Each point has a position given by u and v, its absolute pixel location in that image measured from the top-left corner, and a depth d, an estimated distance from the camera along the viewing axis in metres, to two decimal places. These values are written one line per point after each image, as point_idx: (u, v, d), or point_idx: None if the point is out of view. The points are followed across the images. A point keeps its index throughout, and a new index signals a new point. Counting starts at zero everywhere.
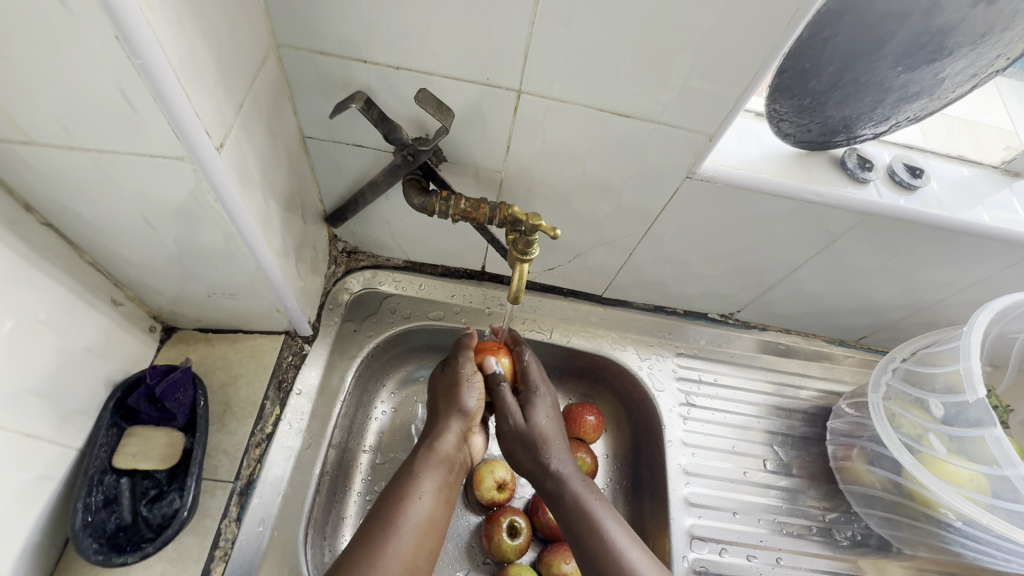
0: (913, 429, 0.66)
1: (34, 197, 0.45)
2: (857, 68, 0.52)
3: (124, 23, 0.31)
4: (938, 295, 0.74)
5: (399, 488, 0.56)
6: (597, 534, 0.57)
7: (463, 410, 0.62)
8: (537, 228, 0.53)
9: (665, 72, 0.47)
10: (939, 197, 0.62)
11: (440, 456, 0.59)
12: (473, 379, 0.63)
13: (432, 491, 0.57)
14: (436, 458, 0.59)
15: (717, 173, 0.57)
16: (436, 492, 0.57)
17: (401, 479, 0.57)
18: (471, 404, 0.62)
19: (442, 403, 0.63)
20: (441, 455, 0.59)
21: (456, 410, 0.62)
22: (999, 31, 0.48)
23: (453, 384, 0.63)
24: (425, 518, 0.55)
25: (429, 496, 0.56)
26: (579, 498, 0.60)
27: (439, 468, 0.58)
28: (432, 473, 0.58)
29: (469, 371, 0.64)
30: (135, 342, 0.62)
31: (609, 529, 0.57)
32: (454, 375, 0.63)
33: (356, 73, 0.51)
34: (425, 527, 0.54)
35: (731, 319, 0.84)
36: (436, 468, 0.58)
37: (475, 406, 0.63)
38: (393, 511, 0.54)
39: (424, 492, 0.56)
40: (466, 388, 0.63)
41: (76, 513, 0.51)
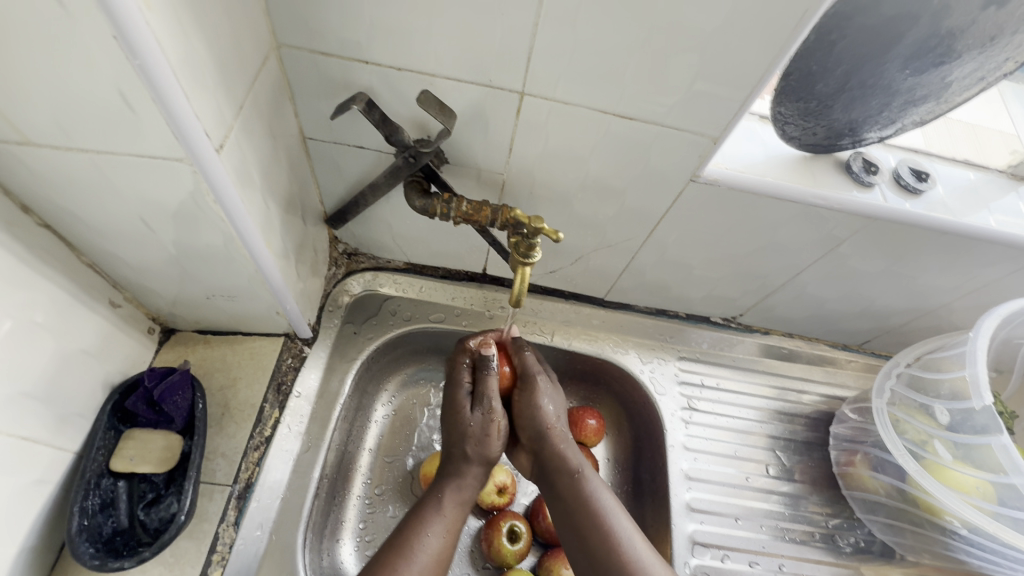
0: (917, 436, 0.66)
1: (32, 198, 0.45)
2: (864, 71, 0.51)
3: (123, 22, 0.30)
4: (942, 300, 0.73)
5: (418, 522, 0.56)
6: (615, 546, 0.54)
7: (488, 455, 0.61)
8: (539, 231, 0.53)
9: (670, 75, 0.47)
10: (945, 201, 0.62)
11: (462, 495, 0.59)
12: (497, 414, 0.60)
13: (450, 528, 0.56)
14: (458, 496, 0.59)
15: (720, 176, 0.57)
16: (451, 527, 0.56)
17: (420, 513, 0.56)
18: (497, 449, 0.61)
19: (468, 444, 0.60)
20: (464, 495, 0.59)
21: (480, 458, 0.60)
22: (1008, 34, 0.48)
23: (483, 428, 0.60)
24: (438, 553, 0.54)
25: (443, 533, 0.56)
26: (597, 506, 0.57)
27: (459, 507, 0.58)
28: (453, 512, 0.58)
29: (494, 408, 0.60)
30: (134, 344, 0.61)
31: (621, 525, 0.55)
32: (483, 421, 0.60)
33: (357, 74, 0.50)
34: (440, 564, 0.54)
35: (733, 323, 0.84)
36: (455, 504, 0.58)
37: (499, 453, 0.61)
38: (408, 543, 0.53)
39: (440, 529, 0.56)
40: (493, 426, 0.60)
41: (72, 517, 0.50)
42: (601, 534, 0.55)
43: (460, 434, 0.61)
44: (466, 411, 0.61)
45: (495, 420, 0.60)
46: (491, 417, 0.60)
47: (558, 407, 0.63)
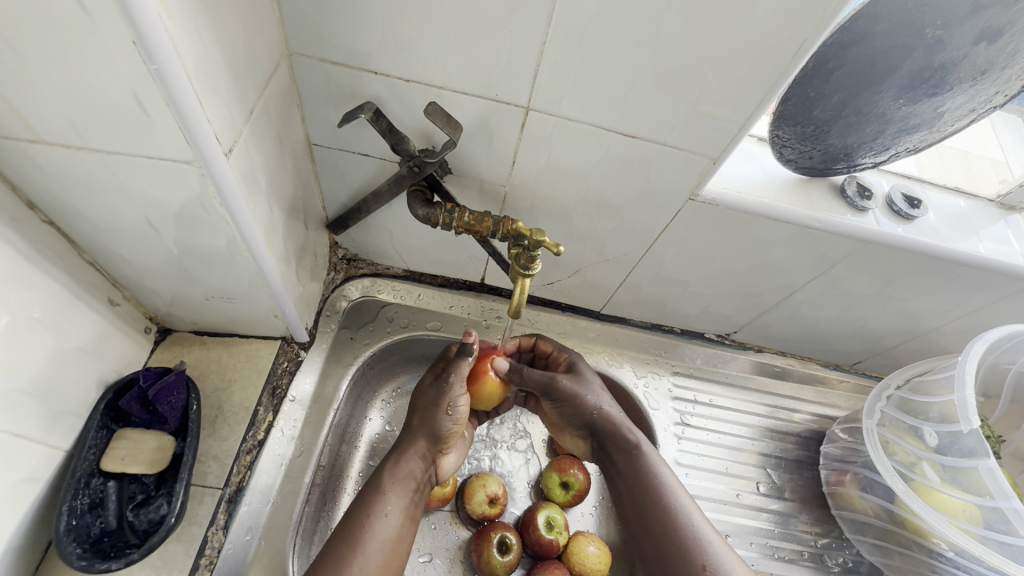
0: (906, 457, 0.66)
1: (38, 195, 0.45)
2: (860, 99, 0.53)
3: (142, 27, 0.31)
4: (933, 323, 0.74)
5: (365, 506, 0.56)
6: (663, 493, 0.57)
7: (435, 432, 0.62)
8: (541, 244, 0.53)
9: (672, 96, 0.48)
10: (936, 227, 0.63)
11: (405, 475, 0.59)
12: (457, 400, 0.62)
13: (398, 509, 0.57)
14: (400, 478, 0.59)
15: (719, 196, 0.58)
16: (402, 511, 0.57)
17: (366, 495, 0.57)
18: (446, 428, 0.62)
19: (418, 418, 0.63)
20: (406, 473, 0.59)
21: (427, 431, 0.62)
22: (999, 69, 0.50)
23: (436, 400, 0.62)
24: (391, 536, 0.55)
25: (395, 514, 0.56)
26: (648, 466, 0.59)
27: (406, 487, 0.58)
28: (397, 491, 0.58)
29: (450, 386, 0.62)
30: (130, 343, 0.61)
31: (659, 466, 0.59)
32: (438, 394, 0.62)
33: (366, 83, 0.51)
34: (390, 546, 0.54)
35: (727, 340, 0.85)
36: (401, 487, 0.58)
37: (450, 429, 0.62)
38: (359, 527, 0.54)
39: (391, 510, 0.56)
40: (451, 399, 0.62)
41: (60, 516, 0.50)
42: (648, 481, 0.58)
43: (418, 412, 0.63)
44: (426, 388, 0.65)
45: (452, 401, 0.62)
46: (445, 390, 0.62)
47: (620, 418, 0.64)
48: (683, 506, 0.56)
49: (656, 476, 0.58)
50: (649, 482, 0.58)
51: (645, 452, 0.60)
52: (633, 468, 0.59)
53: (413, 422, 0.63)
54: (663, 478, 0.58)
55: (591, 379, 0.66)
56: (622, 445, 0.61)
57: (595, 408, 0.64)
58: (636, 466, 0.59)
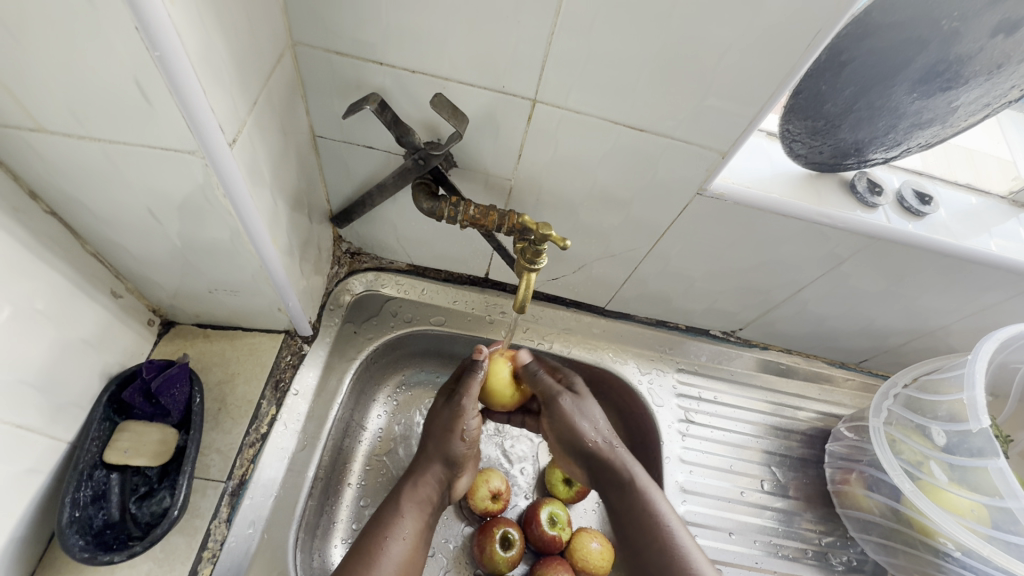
0: (913, 456, 0.66)
1: (41, 185, 0.45)
2: (873, 93, 0.52)
3: (144, 13, 0.30)
4: (941, 321, 0.73)
5: (382, 525, 0.57)
6: (663, 532, 0.57)
7: (450, 454, 0.63)
8: (547, 238, 0.52)
9: (682, 88, 0.47)
10: (947, 224, 0.62)
11: (422, 497, 0.60)
12: (469, 422, 0.63)
13: (414, 531, 0.57)
14: (416, 498, 0.60)
15: (727, 190, 0.57)
16: (416, 531, 0.58)
17: (382, 515, 0.58)
18: (459, 451, 0.63)
19: (432, 443, 0.63)
20: (423, 496, 0.60)
21: (441, 455, 0.63)
22: (1016, 63, 0.48)
23: (449, 423, 0.63)
24: (406, 556, 0.55)
25: (411, 535, 0.57)
26: (648, 501, 0.59)
27: (422, 509, 0.60)
28: (414, 513, 0.59)
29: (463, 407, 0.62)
30: (134, 336, 0.61)
31: (658, 503, 0.59)
32: (451, 417, 0.62)
33: (371, 74, 0.51)
34: (405, 564, 0.55)
35: (732, 337, 0.84)
36: (416, 507, 0.59)
37: (463, 453, 0.63)
38: (375, 545, 0.54)
39: (405, 530, 0.57)
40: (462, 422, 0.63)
41: (63, 508, 0.50)
42: (648, 519, 0.58)
43: (431, 437, 0.64)
44: (438, 409, 0.65)
45: (464, 424, 0.62)
46: (459, 412, 0.62)
47: (613, 447, 0.64)
48: (684, 546, 0.56)
49: (656, 516, 0.58)
50: (651, 521, 0.58)
51: (644, 490, 0.60)
52: (633, 505, 0.59)
53: (426, 446, 0.64)
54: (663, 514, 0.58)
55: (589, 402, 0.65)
56: (619, 480, 0.61)
57: (585, 438, 0.63)
58: (636, 504, 0.59)
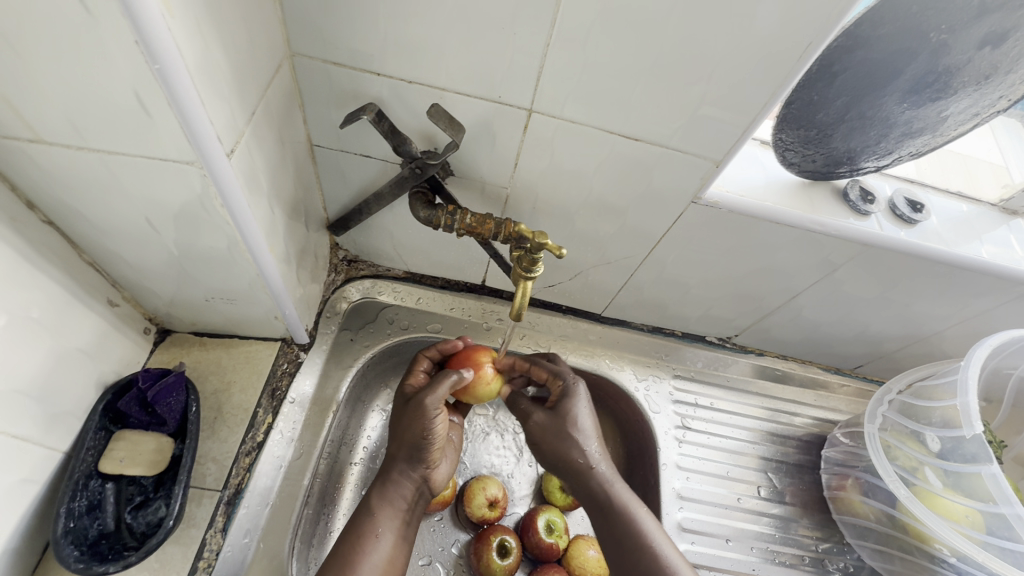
0: (908, 462, 0.66)
1: (38, 195, 0.45)
2: (864, 103, 0.53)
3: (144, 26, 0.31)
4: (934, 327, 0.74)
5: (355, 528, 0.56)
6: (647, 548, 0.55)
7: (416, 451, 0.58)
8: (543, 246, 0.53)
9: (675, 99, 0.48)
10: (939, 231, 0.63)
11: (393, 496, 0.57)
12: (433, 421, 0.57)
13: (389, 531, 0.56)
14: (385, 498, 0.57)
15: (722, 199, 0.57)
16: (393, 529, 0.56)
17: (358, 516, 0.57)
18: (425, 449, 0.58)
19: (398, 439, 0.59)
20: (393, 495, 0.58)
21: (408, 453, 0.58)
22: (1003, 73, 0.49)
23: (410, 421, 0.58)
24: (385, 556, 0.55)
25: (388, 535, 0.56)
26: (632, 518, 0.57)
27: (395, 509, 0.57)
28: (386, 512, 0.57)
29: (427, 408, 0.57)
30: (130, 344, 0.61)
31: (641, 517, 0.57)
32: (412, 417, 0.58)
33: (368, 84, 0.51)
34: (386, 565, 0.54)
35: (728, 343, 0.84)
36: (387, 508, 0.57)
37: (431, 448, 0.58)
38: (351, 551, 0.53)
39: (383, 531, 0.56)
40: (422, 420, 0.57)
41: (58, 518, 0.50)
42: (632, 537, 0.56)
43: (397, 435, 0.59)
44: (402, 407, 0.60)
45: (427, 423, 0.57)
46: (421, 412, 0.57)
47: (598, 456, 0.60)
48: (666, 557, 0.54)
49: (638, 529, 0.56)
50: (635, 537, 0.56)
51: (627, 507, 0.57)
52: (618, 526, 0.57)
53: (394, 442, 0.60)
54: (649, 532, 0.56)
55: (578, 406, 0.61)
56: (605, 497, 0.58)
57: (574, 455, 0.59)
58: (622, 525, 0.57)
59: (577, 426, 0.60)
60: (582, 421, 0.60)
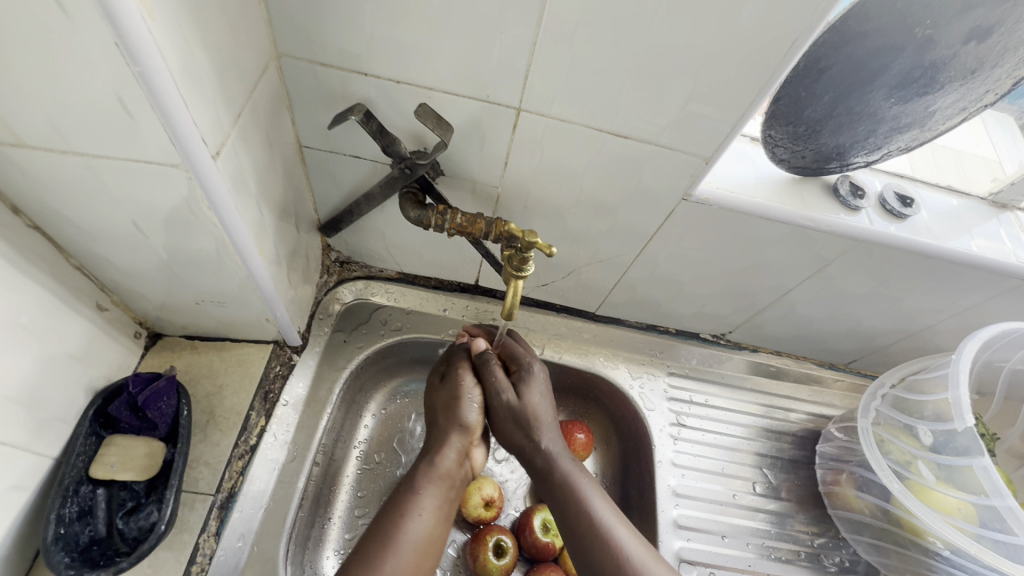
0: (901, 456, 0.66)
1: (23, 200, 0.45)
2: (852, 98, 0.53)
3: (123, 28, 0.31)
4: (927, 321, 0.74)
5: (398, 502, 0.54)
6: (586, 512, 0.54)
7: (461, 424, 0.60)
8: (533, 245, 0.53)
9: (664, 96, 0.48)
10: (929, 225, 0.63)
11: (442, 470, 0.57)
12: (472, 390, 0.61)
13: (433, 505, 0.54)
14: (435, 472, 0.57)
15: (712, 196, 0.58)
16: (436, 505, 0.54)
17: (400, 493, 0.55)
18: (470, 419, 0.60)
19: (441, 417, 0.61)
20: (442, 471, 0.57)
21: (455, 424, 0.60)
22: (989, 67, 0.49)
23: (452, 395, 0.61)
24: (425, 533, 0.52)
25: (429, 511, 0.54)
26: (568, 478, 0.56)
27: (442, 484, 0.56)
28: (433, 488, 0.55)
29: (465, 379, 0.62)
30: (120, 349, 0.60)
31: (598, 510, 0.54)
32: (454, 389, 0.61)
33: (356, 85, 0.51)
34: (424, 544, 0.52)
35: (722, 340, 0.84)
36: (436, 482, 0.56)
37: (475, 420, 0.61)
38: (391, 524, 0.52)
39: (425, 507, 0.54)
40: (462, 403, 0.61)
41: (48, 525, 0.49)
42: (568, 495, 0.55)
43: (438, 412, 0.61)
44: (438, 386, 0.63)
45: (467, 394, 0.61)
46: (461, 385, 0.61)
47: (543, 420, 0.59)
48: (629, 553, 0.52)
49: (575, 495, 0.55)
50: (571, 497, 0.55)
51: (561, 468, 0.57)
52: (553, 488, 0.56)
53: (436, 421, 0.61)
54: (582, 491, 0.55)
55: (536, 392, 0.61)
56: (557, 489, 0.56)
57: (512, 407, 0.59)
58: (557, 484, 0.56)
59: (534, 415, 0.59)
60: (539, 409, 0.60)
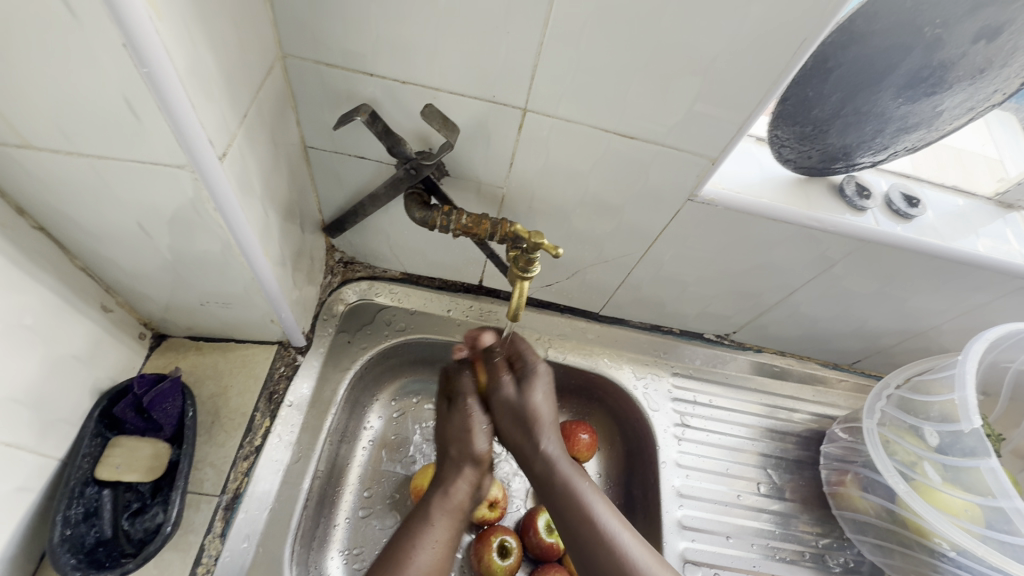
0: (907, 457, 0.66)
1: (29, 201, 0.45)
2: (859, 98, 0.53)
3: (131, 28, 0.30)
4: (932, 322, 0.74)
5: (407, 535, 0.55)
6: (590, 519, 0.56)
7: (474, 456, 0.60)
8: (539, 246, 0.53)
9: (670, 96, 0.48)
10: (935, 226, 0.63)
11: (452, 505, 0.58)
12: (478, 419, 0.61)
13: (443, 539, 0.56)
14: (446, 507, 0.58)
15: (718, 196, 0.57)
16: (446, 538, 0.56)
17: (411, 525, 0.56)
18: (481, 450, 0.60)
19: (452, 449, 0.61)
20: (453, 503, 0.58)
21: (467, 458, 0.60)
22: (998, 67, 0.49)
23: (464, 425, 0.61)
24: (434, 564, 0.54)
25: (438, 544, 0.55)
26: (574, 486, 0.58)
27: (451, 517, 0.57)
28: (442, 520, 0.57)
29: (472, 407, 0.61)
30: (125, 350, 0.60)
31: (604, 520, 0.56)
32: (463, 420, 0.61)
33: (361, 85, 0.51)
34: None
35: (726, 340, 0.84)
36: (445, 515, 0.57)
37: (485, 449, 0.61)
38: (401, 558, 0.53)
39: (436, 540, 0.55)
40: (473, 435, 0.60)
41: (54, 526, 0.49)
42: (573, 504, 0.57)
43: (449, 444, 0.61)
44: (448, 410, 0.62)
45: (475, 432, 0.61)
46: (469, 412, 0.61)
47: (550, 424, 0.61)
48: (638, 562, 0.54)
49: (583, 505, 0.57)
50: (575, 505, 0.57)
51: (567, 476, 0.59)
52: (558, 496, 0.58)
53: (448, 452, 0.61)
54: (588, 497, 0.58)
55: (540, 393, 0.62)
56: (567, 503, 0.58)
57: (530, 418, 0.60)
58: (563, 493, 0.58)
59: (534, 415, 0.60)
60: (541, 408, 0.61)
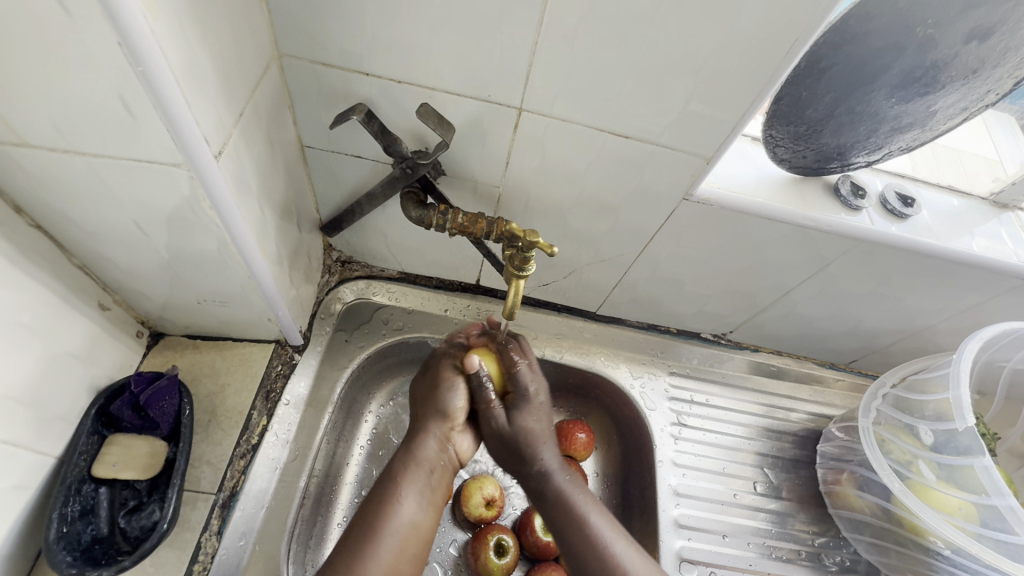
0: (902, 456, 0.66)
1: (26, 200, 0.45)
2: (852, 97, 0.53)
3: (126, 27, 0.31)
4: (928, 321, 0.74)
5: (382, 488, 0.55)
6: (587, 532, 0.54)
7: (443, 411, 0.60)
8: (534, 245, 0.53)
9: (665, 96, 0.48)
10: (930, 225, 0.63)
11: (424, 459, 0.57)
12: (456, 378, 0.62)
13: (416, 493, 0.55)
14: (422, 463, 0.57)
15: (713, 196, 0.58)
16: (420, 493, 0.55)
17: (385, 478, 0.56)
18: (453, 404, 0.61)
19: (422, 405, 0.62)
20: (425, 458, 0.57)
21: (434, 411, 0.60)
22: (991, 67, 0.49)
23: (440, 384, 0.62)
24: (410, 519, 0.53)
25: (410, 500, 0.54)
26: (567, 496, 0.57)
27: (422, 470, 0.56)
28: (415, 475, 0.56)
29: (450, 376, 0.62)
30: (122, 348, 0.61)
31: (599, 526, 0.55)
32: (433, 377, 0.63)
33: (358, 85, 0.51)
34: (409, 530, 0.52)
35: (723, 339, 0.84)
36: (421, 471, 0.56)
37: (457, 406, 0.61)
38: (377, 511, 0.52)
39: (411, 493, 0.54)
40: (446, 394, 0.61)
41: (51, 523, 0.49)
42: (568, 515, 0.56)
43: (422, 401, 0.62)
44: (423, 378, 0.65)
45: (451, 393, 0.61)
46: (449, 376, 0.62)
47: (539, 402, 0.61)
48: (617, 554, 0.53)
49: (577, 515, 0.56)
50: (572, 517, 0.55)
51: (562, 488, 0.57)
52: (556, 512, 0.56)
53: (422, 410, 0.62)
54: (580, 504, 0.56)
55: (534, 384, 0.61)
56: (566, 519, 0.56)
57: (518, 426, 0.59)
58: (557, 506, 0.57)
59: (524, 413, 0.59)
60: (534, 430, 0.59)
